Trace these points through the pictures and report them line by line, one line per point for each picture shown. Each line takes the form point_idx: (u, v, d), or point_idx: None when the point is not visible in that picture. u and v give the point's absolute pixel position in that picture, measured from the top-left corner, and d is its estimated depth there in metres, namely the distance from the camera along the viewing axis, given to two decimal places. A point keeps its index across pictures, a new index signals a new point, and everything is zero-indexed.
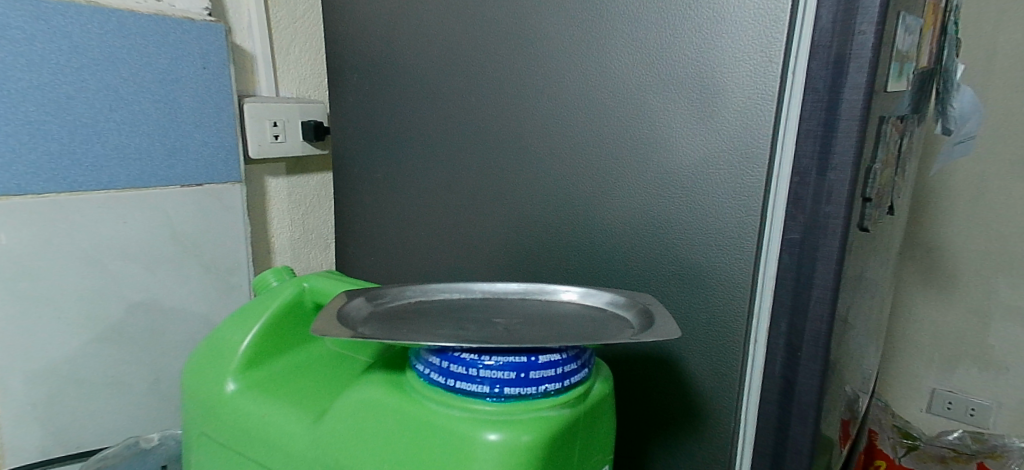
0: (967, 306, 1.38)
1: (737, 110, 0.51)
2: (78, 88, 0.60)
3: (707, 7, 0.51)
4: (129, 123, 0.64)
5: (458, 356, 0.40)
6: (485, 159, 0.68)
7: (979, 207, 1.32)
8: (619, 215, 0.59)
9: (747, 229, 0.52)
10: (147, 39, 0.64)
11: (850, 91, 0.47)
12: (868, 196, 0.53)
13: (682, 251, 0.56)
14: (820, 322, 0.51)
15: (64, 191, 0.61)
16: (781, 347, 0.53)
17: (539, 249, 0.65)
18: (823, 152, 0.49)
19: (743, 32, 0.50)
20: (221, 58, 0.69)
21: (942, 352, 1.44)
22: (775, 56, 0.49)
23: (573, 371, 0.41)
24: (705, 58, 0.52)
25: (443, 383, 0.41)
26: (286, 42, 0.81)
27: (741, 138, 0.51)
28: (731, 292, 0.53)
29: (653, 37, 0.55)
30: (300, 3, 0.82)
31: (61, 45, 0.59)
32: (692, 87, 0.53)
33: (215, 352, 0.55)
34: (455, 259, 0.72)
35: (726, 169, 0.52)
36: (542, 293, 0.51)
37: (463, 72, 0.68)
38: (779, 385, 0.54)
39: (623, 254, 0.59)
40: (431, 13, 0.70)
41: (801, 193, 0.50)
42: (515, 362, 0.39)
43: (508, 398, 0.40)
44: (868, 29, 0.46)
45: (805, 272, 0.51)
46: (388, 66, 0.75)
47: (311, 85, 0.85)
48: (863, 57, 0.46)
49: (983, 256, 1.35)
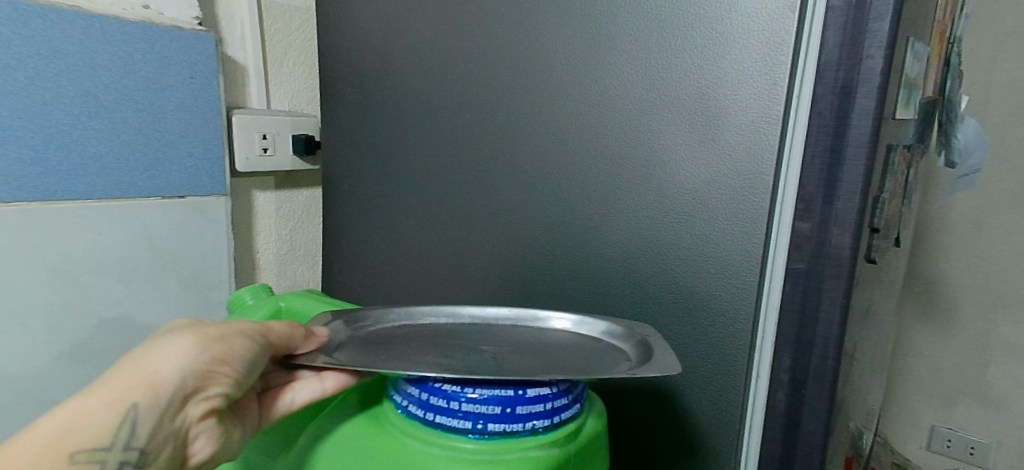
0: (966, 342, 1.36)
1: (741, 134, 0.49)
2: (55, 94, 0.58)
3: (711, 29, 0.50)
4: (109, 131, 0.62)
5: (439, 387, 0.38)
6: (478, 179, 0.66)
7: (978, 242, 1.31)
8: (617, 241, 0.57)
9: (751, 256, 0.49)
10: (132, 46, 0.62)
11: (858, 116, 0.45)
12: (876, 226, 0.50)
13: (681, 278, 0.53)
14: (825, 358, 0.49)
15: (36, 199, 0.58)
16: (784, 382, 0.51)
17: (533, 273, 0.62)
18: (828, 180, 0.47)
19: (747, 54, 0.48)
20: (209, 68, 0.68)
21: (943, 388, 1.41)
22: (780, 79, 0.47)
23: (564, 407, 0.39)
24: (708, 81, 0.50)
25: (422, 416, 0.38)
26: (279, 54, 0.79)
27: (745, 164, 0.49)
28: (732, 323, 0.51)
29: (654, 57, 0.53)
30: (295, 16, 0.81)
31: (39, 49, 0.56)
32: (694, 110, 0.51)
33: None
34: (446, 281, 0.70)
35: (728, 195, 0.50)
36: (543, 323, 0.49)
37: (458, 88, 0.66)
38: (783, 424, 0.51)
39: (619, 282, 0.57)
40: (426, 28, 0.68)
41: (806, 222, 0.48)
42: (501, 396, 0.37)
43: (491, 435, 0.37)
44: (877, 53, 0.44)
45: (810, 303, 0.49)
46: (380, 82, 0.73)
47: (304, 99, 0.83)
48: (872, 82, 0.44)
49: (981, 291, 1.32)
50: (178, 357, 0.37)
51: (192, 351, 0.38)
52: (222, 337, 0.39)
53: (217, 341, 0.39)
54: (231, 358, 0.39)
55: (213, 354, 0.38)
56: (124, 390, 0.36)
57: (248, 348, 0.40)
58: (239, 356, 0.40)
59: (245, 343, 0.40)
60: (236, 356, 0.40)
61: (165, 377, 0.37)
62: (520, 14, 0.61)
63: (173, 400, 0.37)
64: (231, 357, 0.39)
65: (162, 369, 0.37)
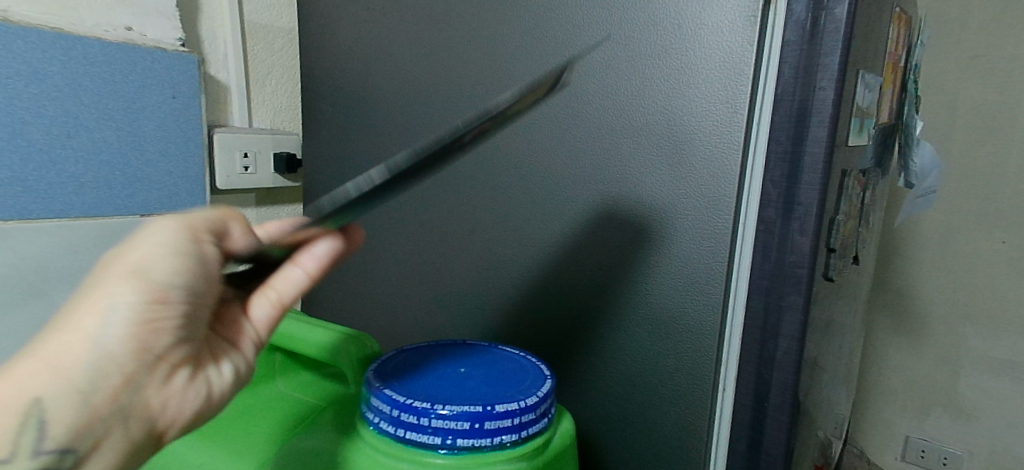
0: (937, 354, 1.40)
1: (705, 158, 0.51)
2: (36, 114, 0.59)
3: (676, 59, 0.52)
4: (88, 151, 0.63)
5: (409, 405, 0.40)
6: (457, 195, 0.67)
7: (945, 257, 1.34)
8: (562, 255, 0.60)
9: (716, 274, 0.52)
10: (114, 67, 0.63)
11: (812, 143, 0.47)
12: (833, 247, 0.53)
13: (650, 295, 0.55)
14: (787, 372, 0.50)
15: (12, 218, 0.58)
16: (748, 399, 0.52)
17: (511, 291, 0.64)
18: (787, 201, 0.49)
19: (709, 83, 0.51)
20: (191, 87, 0.69)
21: (915, 399, 1.44)
22: (740, 107, 0.49)
23: (531, 422, 0.41)
24: (674, 107, 0.53)
25: (393, 433, 0.40)
26: (261, 74, 0.80)
27: (708, 186, 0.51)
28: (699, 340, 0.53)
29: (623, 84, 0.55)
30: (278, 36, 0.82)
31: (20, 70, 0.57)
32: (661, 135, 0.53)
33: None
34: (424, 297, 0.71)
35: (694, 215, 0.52)
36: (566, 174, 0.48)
37: (436, 109, 0.68)
38: (747, 436, 0.53)
39: (584, 294, 0.59)
40: (406, 50, 0.70)
41: (768, 241, 0.50)
42: (470, 412, 0.39)
43: (461, 449, 0.40)
44: (828, 85, 0.46)
45: (771, 321, 0.50)
46: (360, 101, 0.75)
47: (286, 117, 0.85)
48: (824, 112, 0.47)
49: (949, 305, 1.36)
50: (81, 324, 0.36)
51: (97, 312, 0.37)
52: (132, 277, 0.37)
53: (129, 282, 0.37)
54: (158, 291, 0.38)
55: (127, 303, 0.37)
56: (39, 379, 0.36)
57: (166, 269, 0.38)
58: (165, 283, 0.38)
59: (161, 271, 0.38)
60: (162, 286, 0.38)
61: (86, 351, 0.36)
62: (499, 40, 0.63)
63: (95, 365, 0.36)
64: (157, 295, 0.38)
65: (68, 346, 0.36)
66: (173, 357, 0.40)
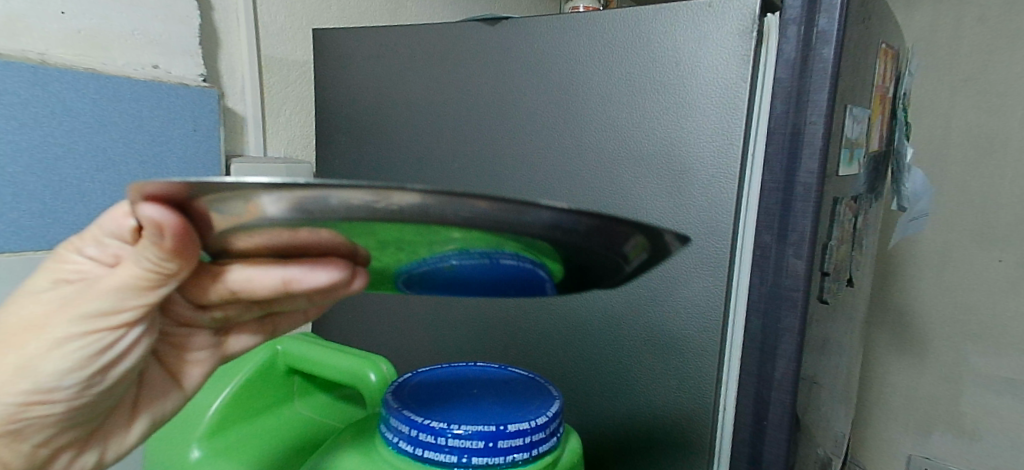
0: (937, 371, 1.41)
1: (703, 187, 0.54)
2: (66, 150, 0.62)
3: (674, 93, 0.55)
4: (115, 183, 0.66)
5: (427, 424, 0.42)
6: None
7: (944, 276, 1.36)
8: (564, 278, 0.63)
9: (714, 298, 0.54)
10: (140, 103, 0.66)
11: (804, 175, 0.50)
12: (826, 270, 0.55)
13: (655, 317, 0.58)
14: (784, 392, 0.52)
15: (42, 248, 0.62)
16: (748, 417, 0.54)
17: (518, 314, 0.66)
18: (781, 229, 0.51)
19: (706, 117, 0.54)
20: (210, 120, 0.73)
21: (917, 416, 1.45)
22: (735, 139, 0.52)
23: (541, 441, 0.43)
24: (673, 139, 0.56)
25: (411, 452, 0.43)
26: (276, 104, 0.84)
27: (706, 213, 0.54)
28: (700, 359, 0.55)
29: (624, 117, 0.58)
30: (293, 69, 0.86)
31: (54, 109, 0.60)
32: (662, 164, 0.56)
33: (179, 425, 0.56)
34: (433, 320, 0.73)
35: (695, 242, 0.55)
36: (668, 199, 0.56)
37: (446, 139, 0.71)
38: (747, 454, 0.55)
39: (582, 312, 0.62)
40: (416, 82, 0.73)
41: (764, 266, 0.52)
42: (483, 431, 0.42)
43: (475, 468, 0.42)
44: (818, 120, 0.49)
45: (769, 342, 0.53)
46: (372, 130, 0.77)
47: (299, 145, 0.88)
48: (815, 145, 0.49)
49: (949, 323, 1.37)
50: None
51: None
52: (24, 375, 0.37)
53: (17, 379, 0.37)
54: (43, 392, 0.38)
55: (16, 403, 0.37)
56: None
57: (60, 367, 0.37)
58: (55, 382, 0.38)
59: (52, 364, 0.37)
60: (49, 385, 0.38)
61: None
62: (507, 75, 0.66)
63: None
64: (46, 391, 0.38)
65: None
66: (57, 441, 0.41)
